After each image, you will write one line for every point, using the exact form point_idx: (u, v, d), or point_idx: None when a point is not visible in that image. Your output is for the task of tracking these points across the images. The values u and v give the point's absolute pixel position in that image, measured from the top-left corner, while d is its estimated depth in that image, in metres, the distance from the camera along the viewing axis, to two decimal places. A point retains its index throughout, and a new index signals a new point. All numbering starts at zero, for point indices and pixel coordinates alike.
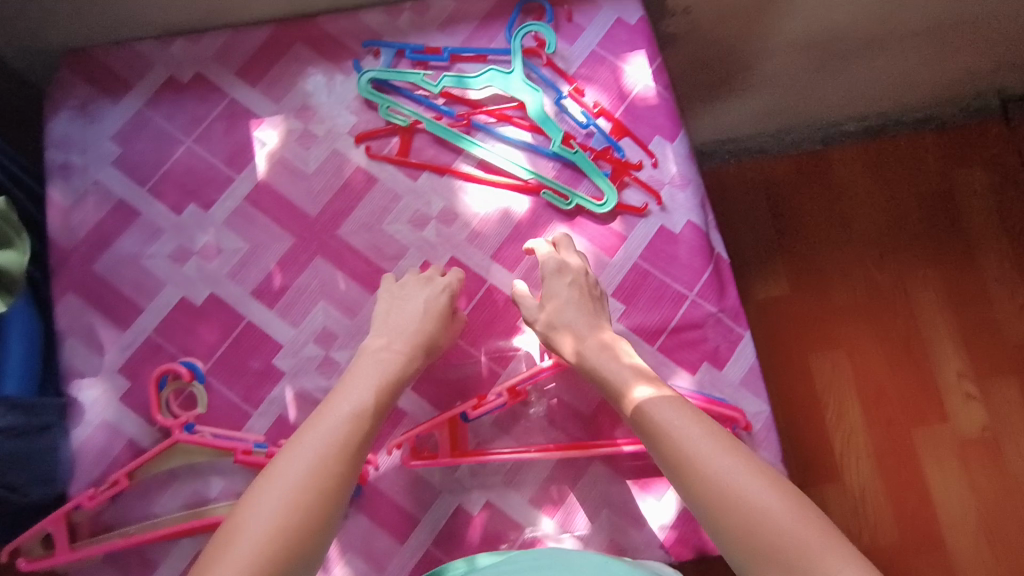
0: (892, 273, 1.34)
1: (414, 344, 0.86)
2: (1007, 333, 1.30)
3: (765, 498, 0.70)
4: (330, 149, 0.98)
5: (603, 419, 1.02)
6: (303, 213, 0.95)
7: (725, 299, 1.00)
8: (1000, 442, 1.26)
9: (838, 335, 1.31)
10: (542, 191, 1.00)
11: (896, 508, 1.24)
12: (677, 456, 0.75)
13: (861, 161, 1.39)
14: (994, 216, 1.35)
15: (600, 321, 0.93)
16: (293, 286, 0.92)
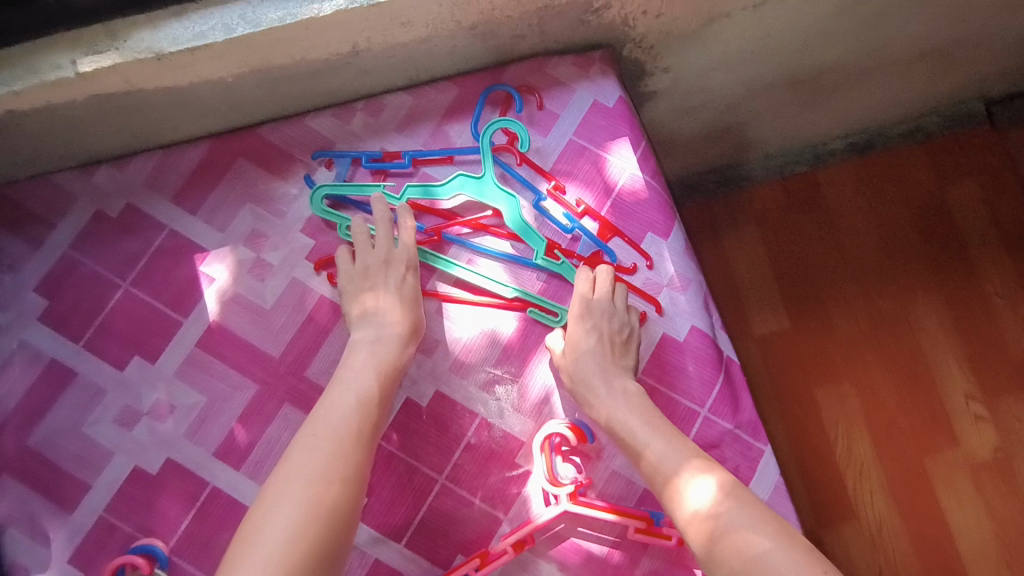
0: (890, 296, 1.50)
1: (401, 332, 0.86)
2: (1011, 350, 1.47)
3: (791, 567, 0.64)
4: (288, 278, 0.92)
5: (624, 562, 0.85)
6: (267, 357, 0.90)
7: (740, 413, 0.89)
8: (1011, 460, 1.42)
9: (844, 371, 1.47)
10: (529, 309, 0.91)
11: (914, 537, 1.39)
12: (706, 524, 0.70)
13: (852, 186, 1.55)
14: (987, 226, 1.53)
15: (616, 375, 0.85)
16: (261, 441, 0.88)
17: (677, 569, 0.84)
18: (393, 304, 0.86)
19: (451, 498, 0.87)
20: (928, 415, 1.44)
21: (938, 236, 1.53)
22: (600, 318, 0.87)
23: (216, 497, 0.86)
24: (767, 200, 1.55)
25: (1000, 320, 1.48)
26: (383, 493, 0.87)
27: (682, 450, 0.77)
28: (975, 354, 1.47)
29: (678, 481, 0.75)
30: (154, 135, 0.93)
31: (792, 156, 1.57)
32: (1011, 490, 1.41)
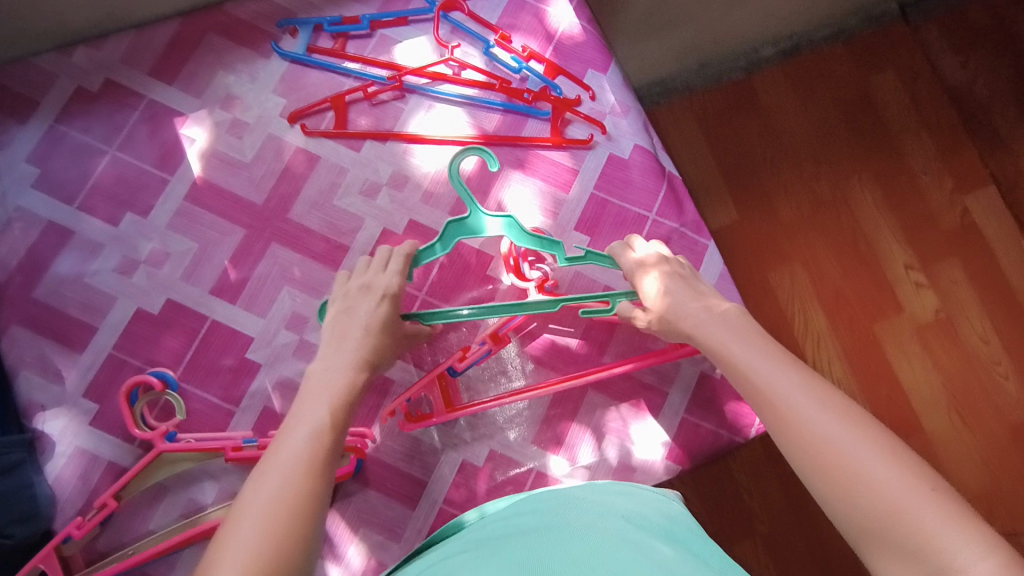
0: (830, 179, 1.27)
1: (360, 361, 0.75)
2: (942, 222, 1.25)
3: (897, 483, 0.55)
4: (265, 134, 1.00)
5: (590, 348, 0.97)
6: (251, 204, 0.98)
7: (684, 213, 1.01)
8: (954, 321, 1.22)
9: (792, 249, 1.24)
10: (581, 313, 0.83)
11: (871, 397, 1.19)
12: (805, 440, 0.61)
13: (786, 83, 1.29)
14: (910, 109, 1.29)
15: (708, 295, 0.80)
16: (253, 277, 0.96)
17: (637, 349, 0.97)
18: (366, 327, 0.77)
19: (432, 310, 0.97)
20: (875, 289, 1.23)
21: (861, 110, 1.29)
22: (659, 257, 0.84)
23: (217, 328, 0.95)
24: (707, 103, 1.27)
25: (931, 198, 1.26)
26: None
27: (779, 366, 0.68)
28: (909, 220, 1.25)
29: (778, 401, 0.65)
30: (126, 12, 1.00)
31: (726, 63, 1.29)
32: (957, 351, 1.21)
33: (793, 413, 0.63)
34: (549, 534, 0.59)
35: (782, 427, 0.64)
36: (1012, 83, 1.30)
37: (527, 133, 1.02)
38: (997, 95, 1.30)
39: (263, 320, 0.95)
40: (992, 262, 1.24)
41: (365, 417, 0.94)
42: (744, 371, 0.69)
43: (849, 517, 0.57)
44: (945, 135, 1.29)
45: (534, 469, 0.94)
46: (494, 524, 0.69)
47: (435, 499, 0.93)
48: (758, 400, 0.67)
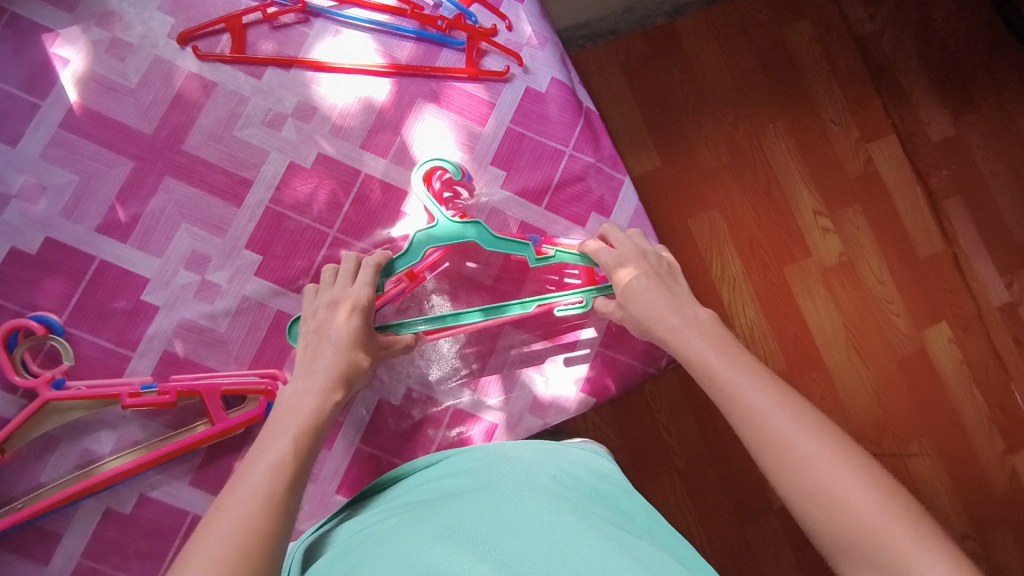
0: (748, 127, 1.29)
1: (331, 380, 0.76)
2: (847, 169, 1.31)
3: (871, 503, 0.59)
4: (151, 56, 0.91)
5: (507, 284, 0.97)
6: (139, 134, 0.90)
7: (601, 148, 1.01)
8: (856, 263, 1.29)
9: (710, 195, 1.27)
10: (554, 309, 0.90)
11: (780, 336, 1.27)
12: (786, 459, 0.64)
13: (707, 29, 1.30)
14: (822, 58, 1.32)
15: (683, 302, 0.81)
16: (145, 214, 0.89)
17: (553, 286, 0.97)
18: (336, 343, 0.78)
19: (344, 248, 0.93)
20: (785, 235, 1.28)
21: (775, 56, 1.31)
22: (635, 256, 0.85)
23: (106, 268, 0.88)
24: (630, 48, 1.27)
25: (838, 146, 1.31)
26: (277, 251, 0.92)
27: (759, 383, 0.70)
28: (817, 168, 1.30)
29: (761, 419, 0.67)
30: None
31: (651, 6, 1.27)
32: (858, 290, 1.29)
33: (777, 433, 0.65)
34: (480, 499, 0.64)
35: (764, 444, 0.66)
36: (913, 33, 1.35)
37: (441, 64, 0.98)
38: (899, 43, 1.35)
39: (158, 260, 0.89)
40: (890, 208, 1.31)
41: (276, 359, 0.90)
42: (727, 386, 0.71)
43: (827, 534, 0.61)
44: (853, 84, 1.33)
45: (451, 406, 0.93)
46: (429, 486, 0.73)
47: (352, 440, 0.91)
48: (739, 416, 0.69)
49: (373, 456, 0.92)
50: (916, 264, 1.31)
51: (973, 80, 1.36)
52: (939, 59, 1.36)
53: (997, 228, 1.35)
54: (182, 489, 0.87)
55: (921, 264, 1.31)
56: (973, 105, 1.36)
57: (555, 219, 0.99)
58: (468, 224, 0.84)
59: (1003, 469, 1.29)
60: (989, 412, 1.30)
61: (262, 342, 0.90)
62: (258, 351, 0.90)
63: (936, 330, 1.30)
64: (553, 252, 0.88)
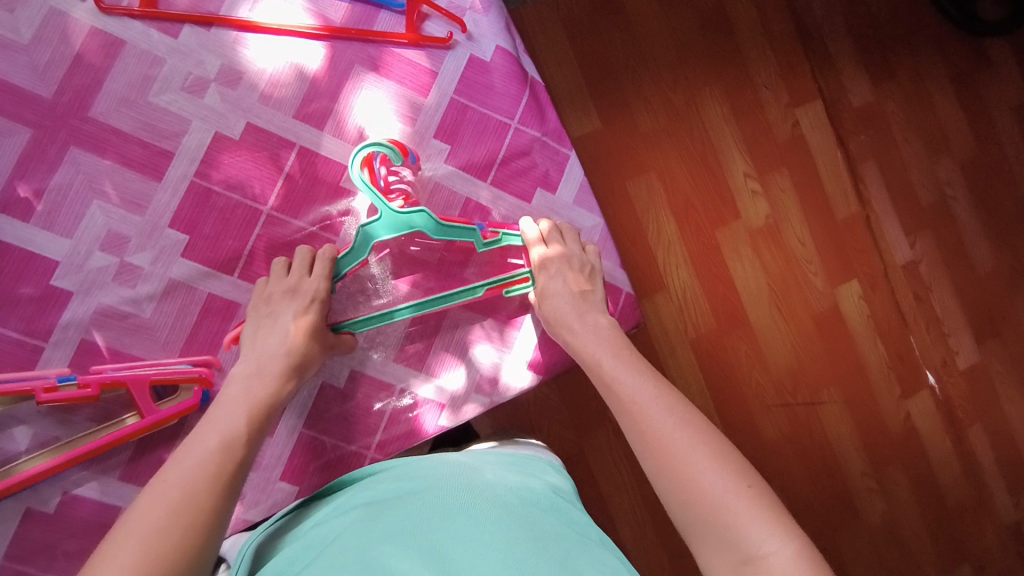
0: (686, 90, 1.30)
1: (286, 367, 0.77)
2: (777, 133, 1.34)
3: (721, 484, 0.64)
4: (46, 8, 0.81)
5: (452, 263, 0.94)
6: (37, 98, 0.80)
7: (546, 122, 0.99)
8: (781, 226, 1.34)
9: (647, 158, 1.28)
10: (506, 290, 0.90)
11: (710, 296, 1.31)
12: (655, 446, 0.69)
13: None
14: (758, 22, 1.33)
15: (594, 309, 0.87)
16: (50, 189, 0.81)
17: (500, 265, 0.96)
18: (288, 336, 0.78)
19: (279, 226, 0.88)
20: (717, 197, 1.31)
21: (711, 18, 1.31)
22: (561, 261, 0.89)
23: (8, 250, 0.79)
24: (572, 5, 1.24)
25: (771, 112, 1.34)
26: (205, 229, 0.85)
27: (640, 379, 0.76)
28: (749, 131, 1.33)
29: (635, 412, 0.73)
30: None
31: None
32: (782, 251, 1.35)
33: (648, 423, 0.71)
34: (431, 498, 0.65)
35: (637, 434, 0.72)
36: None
37: (380, 28, 0.92)
38: (827, 9, 1.38)
39: (69, 240, 0.81)
40: (815, 172, 1.37)
41: (209, 345, 0.86)
42: (611, 382, 0.77)
43: (683, 513, 0.66)
44: (786, 49, 1.35)
45: (396, 390, 0.92)
46: (383, 487, 0.73)
47: (294, 425, 0.89)
48: (620, 409, 0.75)
49: (316, 441, 0.89)
50: (832, 226, 1.38)
51: (892, 48, 1.42)
52: (863, 27, 1.40)
53: (905, 192, 1.43)
54: (112, 484, 0.82)
55: (838, 225, 1.38)
56: (891, 74, 1.42)
57: (501, 195, 0.96)
58: (409, 214, 0.82)
59: (898, 412, 1.42)
60: (889, 362, 1.41)
61: (193, 326, 0.85)
62: (190, 337, 0.85)
63: (848, 288, 1.38)
64: (500, 235, 0.88)
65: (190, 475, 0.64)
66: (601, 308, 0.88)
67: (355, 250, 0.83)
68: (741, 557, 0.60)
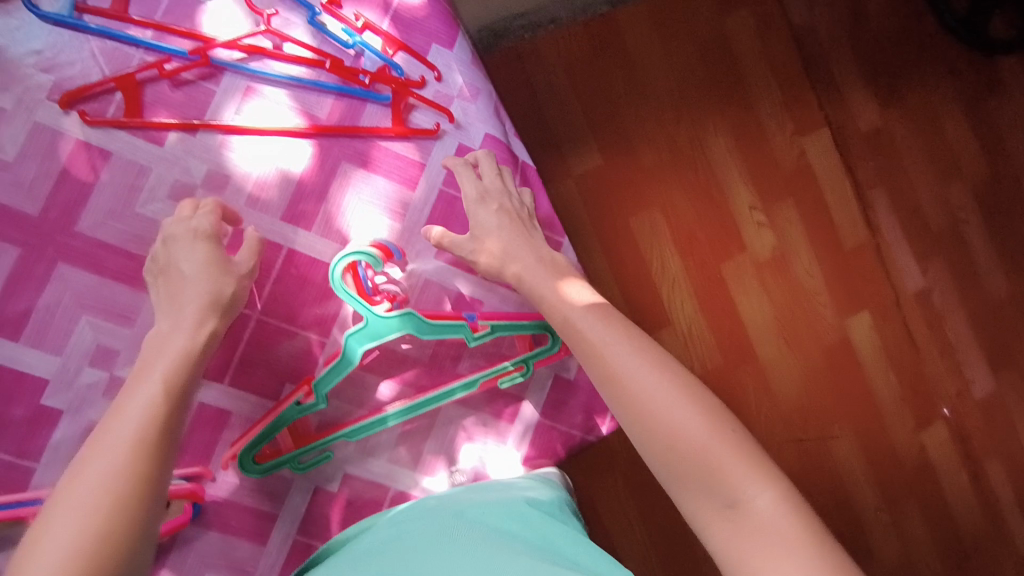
0: (689, 125, 1.27)
1: (204, 307, 0.72)
2: (782, 163, 1.31)
3: (700, 429, 0.60)
4: (30, 123, 0.80)
5: (445, 358, 0.93)
6: (23, 216, 0.80)
7: (538, 209, 0.97)
8: (788, 258, 1.31)
9: (648, 196, 1.25)
10: (498, 381, 0.90)
11: (717, 331, 1.28)
12: (625, 391, 0.65)
13: (648, 20, 1.26)
14: (761, 52, 1.30)
15: (539, 245, 0.84)
16: (38, 308, 0.80)
17: (494, 358, 0.94)
18: (195, 269, 0.74)
19: (268, 332, 0.87)
20: (721, 229, 1.28)
21: (714, 49, 1.28)
22: (496, 192, 0.88)
23: None
24: (572, 46, 1.22)
25: (776, 144, 1.31)
26: None
27: (604, 321, 0.72)
28: (755, 165, 1.30)
29: (604, 358, 0.68)
30: None
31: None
32: (788, 285, 1.31)
33: (618, 368, 0.67)
34: (413, 548, 0.61)
35: (605, 379, 0.68)
36: (845, 20, 1.35)
37: (366, 122, 0.91)
38: (834, 36, 1.34)
39: (57, 358, 0.80)
40: (822, 202, 1.33)
41: (200, 456, 0.85)
42: (574, 325, 0.73)
43: (661, 461, 0.62)
44: (791, 80, 1.31)
45: (392, 491, 0.90)
46: (373, 537, 0.70)
47: (287, 533, 0.87)
48: (586, 352, 0.71)
49: (311, 548, 0.88)
50: (840, 255, 1.34)
51: (903, 73, 1.37)
52: (870, 50, 1.36)
53: (914, 217, 1.39)
54: None
55: (847, 256, 1.34)
56: (900, 99, 1.38)
57: (492, 288, 0.95)
58: (398, 315, 0.83)
59: (913, 445, 1.37)
60: (902, 394, 1.37)
61: (184, 437, 0.84)
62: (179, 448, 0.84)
63: (858, 318, 1.35)
64: (491, 327, 0.87)
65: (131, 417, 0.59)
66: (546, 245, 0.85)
67: (340, 359, 0.82)
68: (725, 502, 0.57)
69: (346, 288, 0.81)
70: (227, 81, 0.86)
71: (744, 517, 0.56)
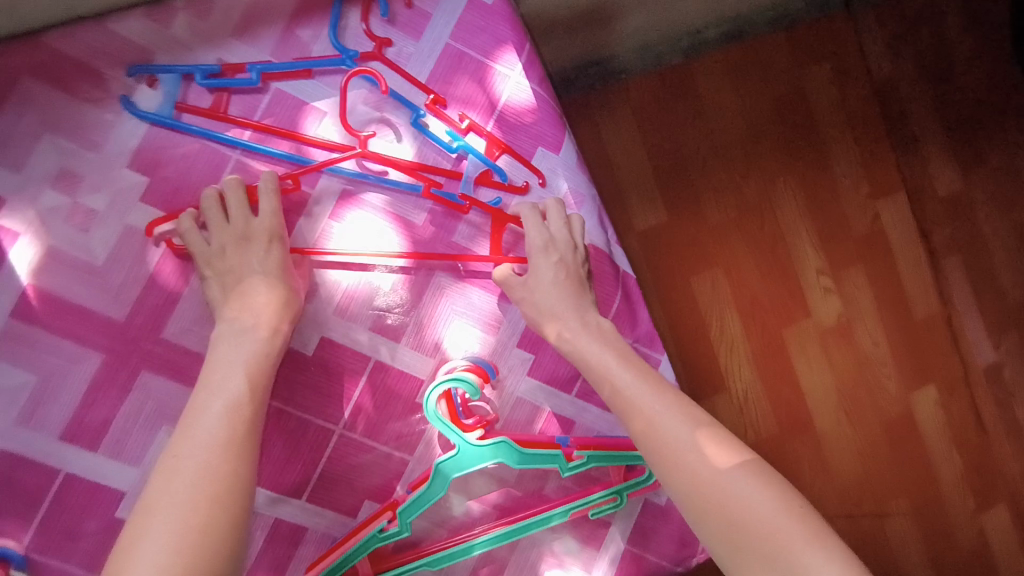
0: (760, 182, 1.19)
1: (274, 315, 0.73)
2: (855, 226, 1.22)
3: (770, 507, 0.63)
4: (121, 225, 0.77)
5: (531, 478, 0.88)
6: (109, 321, 0.76)
7: (638, 325, 0.91)
8: (853, 326, 1.22)
9: (714, 253, 1.17)
10: (589, 512, 0.84)
11: (772, 399, 1.19)
12: (687, 466, 0.67)
13: (725, 74, 1.18)
14: (842, 110, 1.22)
15: (587, 311, 0.81)
16: (119, 415, 0.77)
17: (583, 482, 0.88)
18: (264, 281, 0.75)
19: (352, 446, 0.83)
20: (787, 294, 1.19)
21: (793, 106, 1.20)
22: (562, 243, 0.84)
23: (72, 484, 0.75)
24: (646, 96, 1.15)
25: (852, 212, 1.22)
26: (276, 453, 0.81)
27: (653, 388, 0.73)
28: (824, 226, 1.21)
29: (656, 430, 0.69)
30: None
31: (668, 43, 1.14)
32: (856, 360, 1.22)
33: (670, 438, 0.68)
34: None
35: (660, 453, 0.68)
36: (930, 71, 1.24)
37: (465, 228, 0.86)
38: (921, 93, 1.24)
39: (135, 470, 0.77)
40: (893, 269, 1.24)
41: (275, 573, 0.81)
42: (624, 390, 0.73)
43: (724, 542, 0.64)
44: (869, 138, 1.23)
45: None
46: None
47: None
48: (637, 424, 0.71)
49: None
50: (911, 327, 1.25)
51: (987, 131, 1.27)
52: (956, 107, 1.25)
53: (987, 282, 1.30)
54: None
55: (916, 326, 1.25)
56: (983, 160, 1.28)
57: (585, 406, 0.89)
58: (491, 443, 0.79)
59: (974, 527, 1.26)
60: (965, 472, 1.27)
61: (258, 553, 0.81)
62: (253, 565, 0.81)
63: (924, 394, 1.25)
64: (587, 457, 0.82)
65: (201, 446, 0.62)
66: (594, 311, 0.82)
67: (430, 486, 0.79)
68: None
69: (439, 414, 0.78)
70: (326, 184, 0.82)
71: None
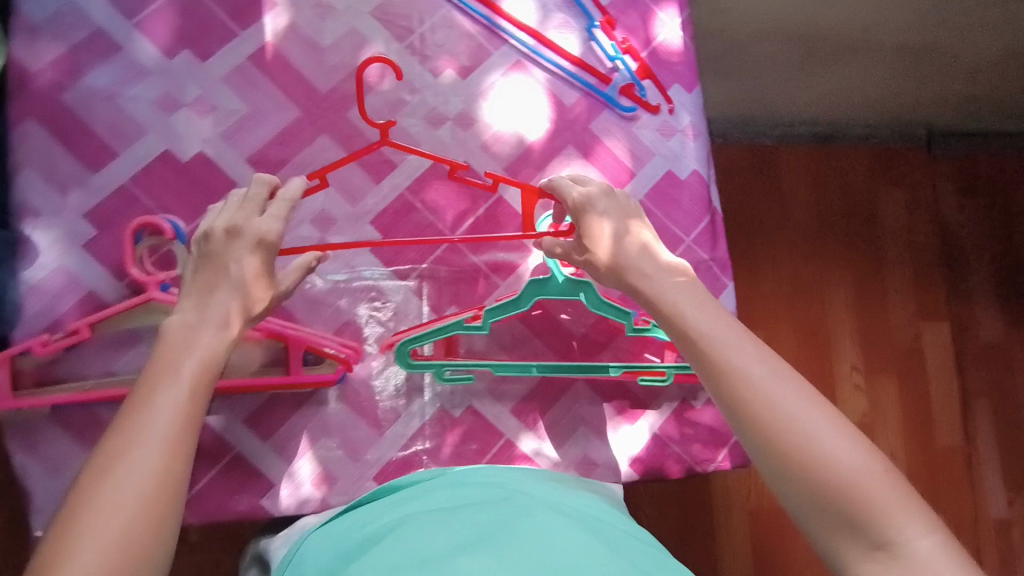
0: (815, 268, 1.44)
1: (233, 315, 0.68)
2: (896, 337, 1.44)
3: (855, 463, 0.57)
4: (349, 26, 0.97)
5: (592, 341, 0.98)
6: (313, 88, 0.95)
7: (717, 248, 1.03)
8: (875, 430, 1.40)
9: (764, 317, 1.40)
10: (638, 377, 0.94)
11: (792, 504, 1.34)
12: (761, 415, 0.60)
13: (808, 170, 1.47)
14: (904, 232, 1.48)
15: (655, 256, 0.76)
16: (294, 160, 0.93)
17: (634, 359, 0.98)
18: (242, 279, 0.70)
19: (456, 255, 0.97)
20: (821, 376, 1.40)
21: (859, 217, 1.47)
22: (604, 195, 0.79)
23: None
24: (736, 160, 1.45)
25: (894, 311, 1.45)
26: (398, 236, 0.96)
27: (730, 332, 0.66)
28: (867, 330, 1.43)
29: (731, 380, 0.63)
30: None
31: (764, 126, 1.46)
32: None
33: (751, 393, 0.61)
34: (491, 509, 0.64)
35: (731, 401, 0.63)
36: (989, 230, 1.50)
37: (600, 121, 1.03)
38: (978, 245, 1.49)
39: None
40: (923, 388, 1.43)
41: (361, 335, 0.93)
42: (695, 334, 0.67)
43: (795, 497, 0.58)
44: (924, 268, 1.47)
45: (503, 440, 0.94)
46: (439, 491, 0.72)
47: (402, 434, 0.92)
48: (708, 371, 0.65)
49: (415, 459, 0.92)
50: (931, 452, 1.41)
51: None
52: (1008, 275, 1.49)
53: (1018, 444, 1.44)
54: (236, 426, 0.89)
55: (935, 453, 1.41)
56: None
57: None
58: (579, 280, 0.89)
59: None
60: None
61: (356, 312, 0.94)
62: (347, 321, 0.93)
63: None
64: (652, 325, 0.92)
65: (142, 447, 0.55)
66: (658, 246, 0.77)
67: (517, 300, 0.88)
68: (877, 544, 0.54)
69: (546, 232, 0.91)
70: (505, 48, 1.02)
71: (898, 561, 0.53)
